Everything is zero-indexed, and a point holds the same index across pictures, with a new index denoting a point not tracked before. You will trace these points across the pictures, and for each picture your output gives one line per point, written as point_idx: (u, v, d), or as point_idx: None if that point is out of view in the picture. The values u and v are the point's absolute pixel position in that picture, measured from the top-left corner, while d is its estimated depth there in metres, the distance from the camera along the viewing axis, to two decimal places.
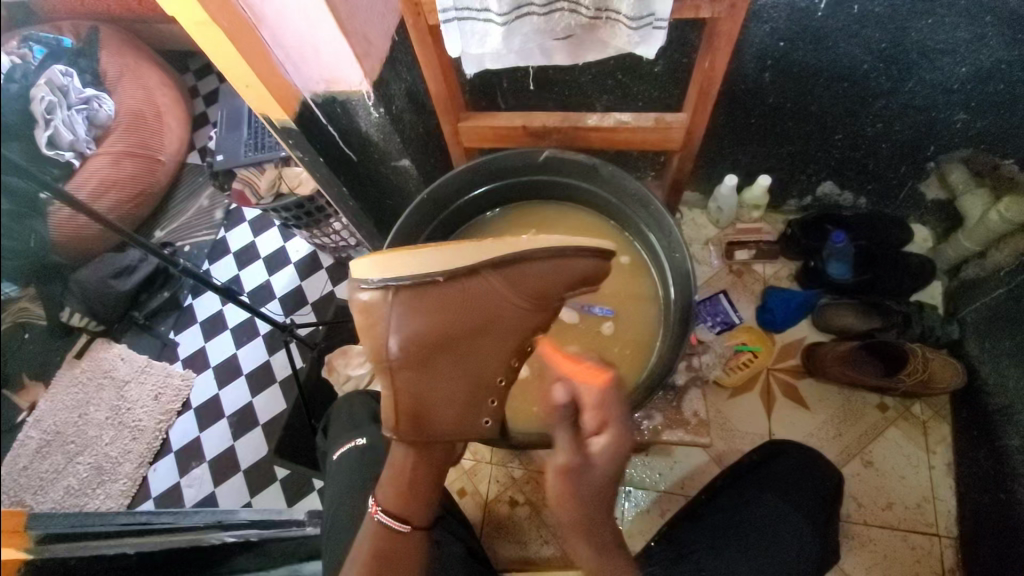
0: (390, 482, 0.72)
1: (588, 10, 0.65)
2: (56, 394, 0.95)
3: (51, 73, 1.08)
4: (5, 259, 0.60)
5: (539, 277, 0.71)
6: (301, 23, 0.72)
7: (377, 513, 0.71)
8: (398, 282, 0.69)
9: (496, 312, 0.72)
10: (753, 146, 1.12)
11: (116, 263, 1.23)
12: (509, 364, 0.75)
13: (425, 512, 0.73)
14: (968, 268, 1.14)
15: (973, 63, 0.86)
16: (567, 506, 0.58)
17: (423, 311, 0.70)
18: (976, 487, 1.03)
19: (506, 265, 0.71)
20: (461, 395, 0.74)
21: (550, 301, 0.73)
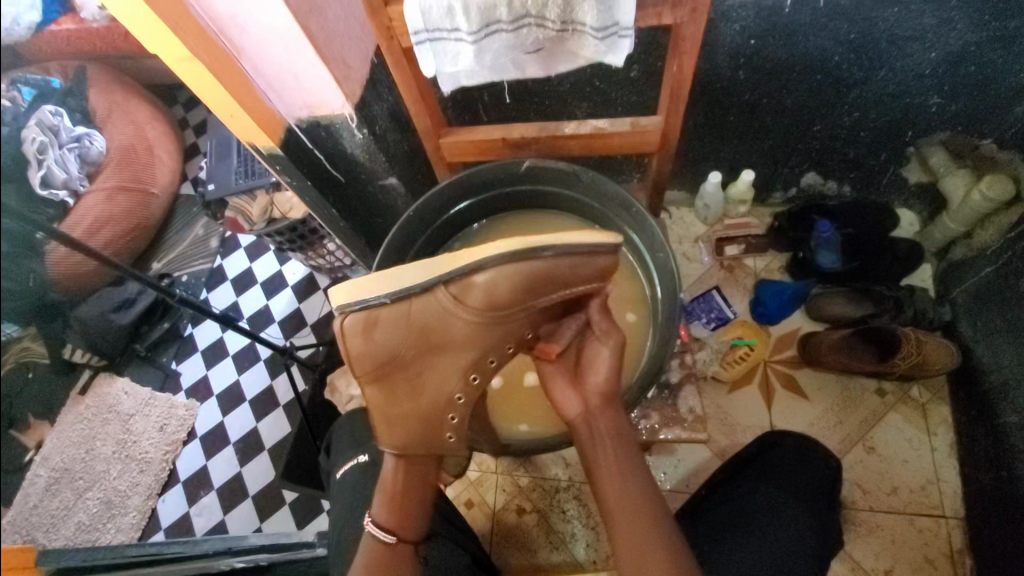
0: (381, 499, 0.77)
1: (555, 24, 0.67)
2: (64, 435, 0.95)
3: (41, 114, 1.02)
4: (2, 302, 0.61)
5: (488, 292, 0.73)
6: (281, 51, 0.73)
7: (369, 526, 0.76)
8: (365, 303, 0.75)
9: (454, 330, 0.75)
10: (734, 142, 1.13)
11: (115, 297, 1.16)
12: (464, 380, 0.79)
13: (416, 523, 0.78)
14: (956, 248, 1.15)
15: (943, 47, 0.87)
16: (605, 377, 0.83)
17: (385, 330, 0.75)
18: (979, 465, 1.04)
19: (457, 281, 0.74)
20: (421, 414, 0.79)
21: (505, 313, 0.74)
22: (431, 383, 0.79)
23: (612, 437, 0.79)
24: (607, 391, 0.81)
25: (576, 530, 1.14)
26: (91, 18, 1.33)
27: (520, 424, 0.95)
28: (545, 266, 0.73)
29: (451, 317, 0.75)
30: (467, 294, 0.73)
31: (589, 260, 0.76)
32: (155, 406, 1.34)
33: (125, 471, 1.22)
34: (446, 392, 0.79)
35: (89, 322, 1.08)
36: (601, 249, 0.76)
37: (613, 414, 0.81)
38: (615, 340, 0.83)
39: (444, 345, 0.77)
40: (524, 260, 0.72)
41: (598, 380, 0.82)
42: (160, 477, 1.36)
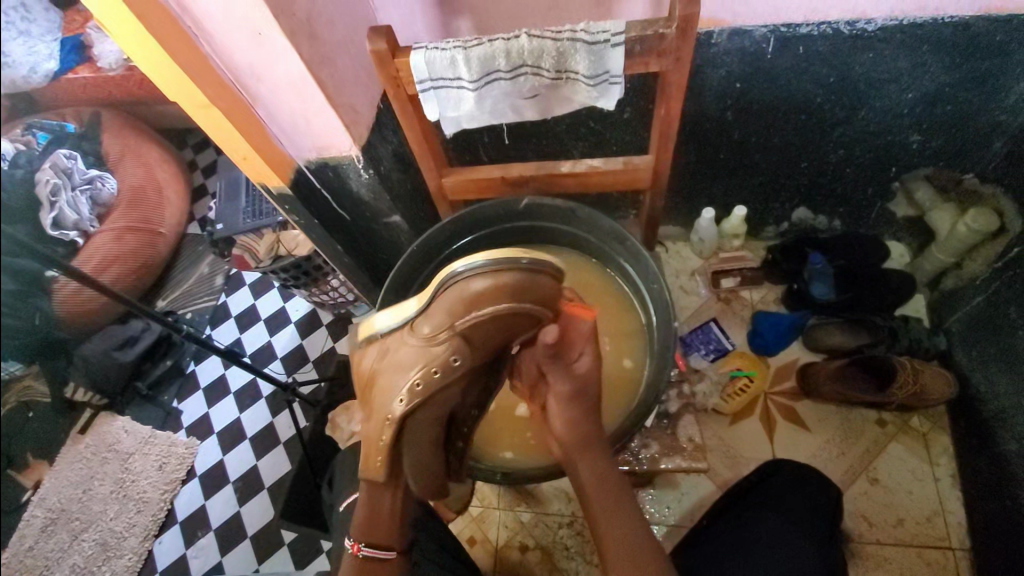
0: (361, 514, 0.76)
1: (550, 73, 0.72)
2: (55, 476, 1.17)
3: (55, 156, 1.07)
4: (8, 338, 0.62)
5: (433, 317, 0.71)
6: (293, 99, 0.78)
7: (359, 551, 0.74)
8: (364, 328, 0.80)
9: (405, 349, 0.73)
10: (725, 179, 1.17)
11: (120, 334, 1.20)
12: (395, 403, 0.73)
13: (399, 532, 0.76)
14: (946, 279, 1.18)
15: (919, 88, 0.93)
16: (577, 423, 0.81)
17: (369, 349, 0.78)
18: (983, 494, 1.03)
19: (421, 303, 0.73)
20: (368, 433, 0.76)
21: (446, 334, 0.70)
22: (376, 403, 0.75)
23: (595, 478, 0.78)
24: (581, 434, 0.80)
25: (580, 568, 1.12)
26: (107, 66, 1.41)
27: (503, 449, 0.93)
28: (486, 287, 0.68)
29: (406, 346, 0.73)
30: (421, 322, 0.72)
31: (527, 283, 0.68)
32: (155, 444, 1.38)
33: (122, 512, 1.32)
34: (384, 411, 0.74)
35: (92, 362, 1.11)
36: (534, 263, 0.69)
37: (590, 454, 0.79)
38: (569, 387, 0.80)
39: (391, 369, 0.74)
40: (476, 278, 0.68)
41: (562, 422, 0.81)
42: (156, 518, 1.35)
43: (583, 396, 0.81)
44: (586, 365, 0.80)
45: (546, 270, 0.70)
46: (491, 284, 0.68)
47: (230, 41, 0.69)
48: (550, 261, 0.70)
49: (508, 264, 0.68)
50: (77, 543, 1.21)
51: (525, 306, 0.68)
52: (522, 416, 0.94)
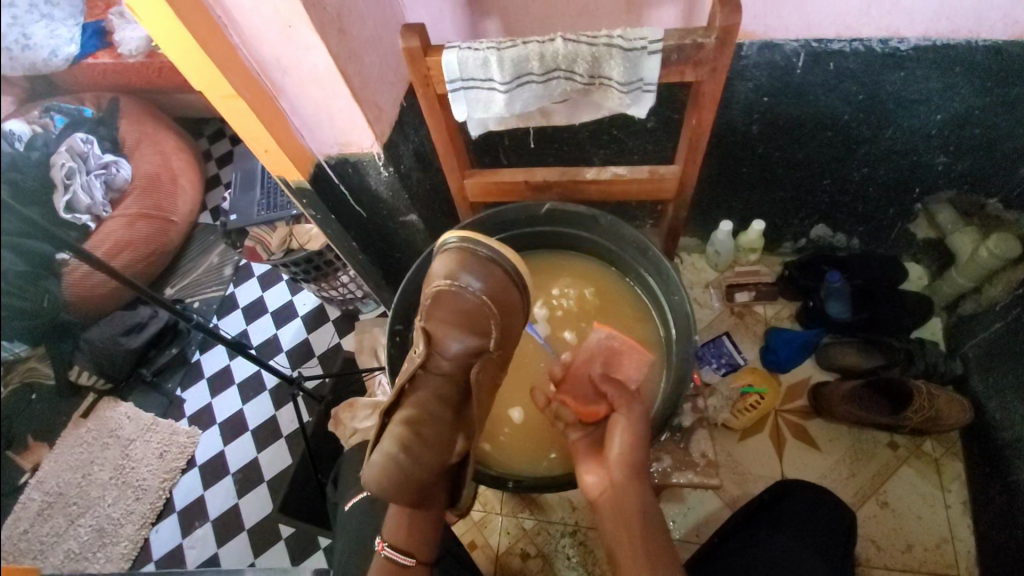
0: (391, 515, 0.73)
1: (582, 78, 0.71)
2: None
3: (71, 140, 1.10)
4: (19, 318, 0.62)
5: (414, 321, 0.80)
6: (318, 93, 0.77)
7: (383, 549, 0.70)
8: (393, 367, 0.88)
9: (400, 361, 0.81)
10: (745, 192, 1.16)
11: (126, 320, 1.23)
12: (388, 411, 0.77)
13: (425, 543, 0.72)
14: (965, 303, 1.16)
15: (948, 110, 0.91)
16: (636, 446, 0.72)
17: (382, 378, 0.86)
18: (994, 525, 1.02)
19: None
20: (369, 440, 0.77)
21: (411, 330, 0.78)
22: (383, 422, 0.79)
23: (631, 511, 0.70)
24: (634, 461, 0.71)
25: None
26: (128, 53, 1.44)
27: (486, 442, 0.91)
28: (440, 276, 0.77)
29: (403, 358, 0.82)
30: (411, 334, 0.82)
31: (471, 269, 0.76)
32: (156, 432, 1.39)
33: (120, 498, 1.32)
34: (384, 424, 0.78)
35: (94, 343, 1.12)
36: (484, 250, 0.77)
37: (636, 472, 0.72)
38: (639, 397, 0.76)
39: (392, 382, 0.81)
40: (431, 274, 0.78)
41: (618, 447, 0.72)
42: (155, 506, 1.33)
43: (642, 419, 0.74)
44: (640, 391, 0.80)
45: (498, 260, 0.77)
46: (442, 271, 0.76)
47: (260, 32, 0.69)
48: (498, 251, 0.77)
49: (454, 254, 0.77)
50: None
51: (463, 286, 0.75)
52: (515, 420, 0.91)
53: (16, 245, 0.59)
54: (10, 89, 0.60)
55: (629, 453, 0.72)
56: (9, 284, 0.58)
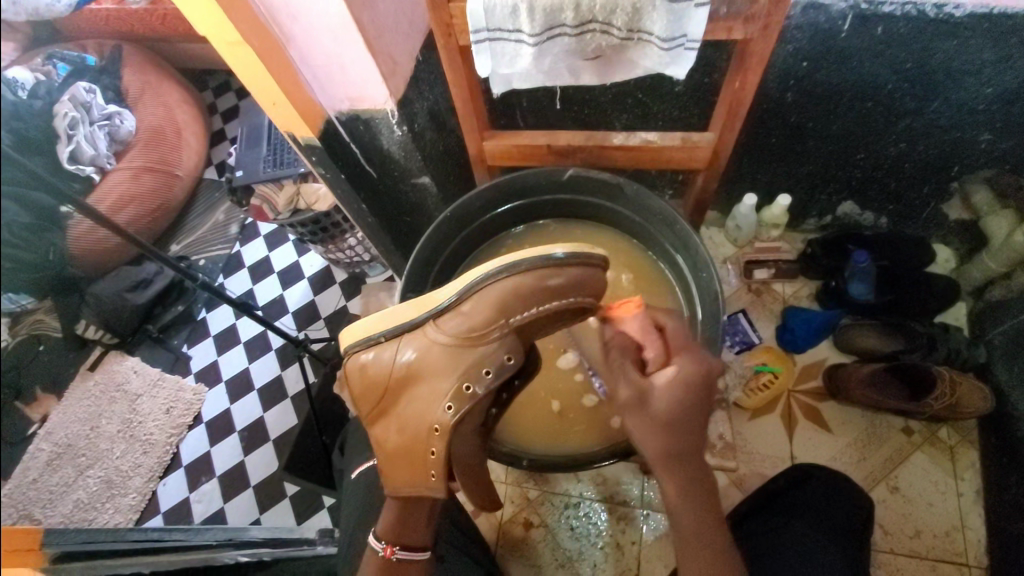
0: (389, 508, 0.75)
1: (620, 32, 0.65)
2: (63, 408, 0.78)
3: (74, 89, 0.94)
4: (22, 276, 0.59)
5: (469, 313, 0.70)
6: (329, 42, 0.72)
7: (393, 554, 0.70)
8: (373, 339, 0.75)
9: (431, 360, 0.72)
10: (772, 165, 1.11)
11: (132, 277, 1.17)
12: (445, 410, 0.72)
13: (427, 529, 0.75)
14: (994, 289, 1.12)
15: (999, 84, 0.85)
16: (654, 442, 0.65)
17: (381, 366, 0.73)
18: (1006, 515, 1.01)
19: (442, 311, 0.72)
20: (406, 446, 0.74)
21: (480, 335, 0.70)
22: (418, 418, 0.73)
23: (683, 514, 0.64)
24: (663, 459, 0.64)
25: (584, 549, 1.11)
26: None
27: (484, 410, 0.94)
28: (534, 286, 0.69)
29: (435, 346, 0.72)
30: (450, 321, 0.71)
31: (576, 282, 0.70)
32: (163, 387, 1.21)
33: (128, 451, 1.08)
34: (428, 424, 0.73)
35: (102, 300, 1.00)
36: (579, 262, 0.71)
37: (676, 475, 0.64)
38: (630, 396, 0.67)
39: (426, 373, 0.72)
40: (519, 275, 0.69)
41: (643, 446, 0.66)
42: (161, 461, 1.22)
43: (660, 408, 0.65)
44: (665, 379, 0.66)
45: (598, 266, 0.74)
46: (534, 283, 0.70)
47: None
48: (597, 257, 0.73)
49: (562, 271, 0.70)
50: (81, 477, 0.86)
51: (577, 308, 0.71)
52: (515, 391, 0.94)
53: (20, 195, 0.55)
54: (8, 31, 0.56)
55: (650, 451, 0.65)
56: (14, 237, 0.55)
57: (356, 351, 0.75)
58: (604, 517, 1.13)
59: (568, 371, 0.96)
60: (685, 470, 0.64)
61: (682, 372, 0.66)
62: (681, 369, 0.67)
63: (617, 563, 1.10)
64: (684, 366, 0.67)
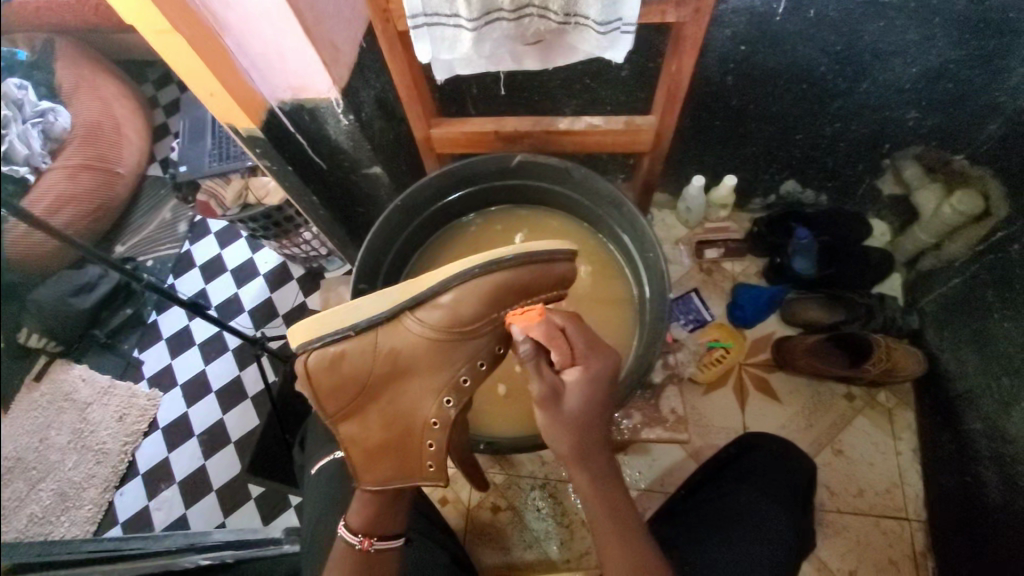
0: (358, 499, 0.74)
1: (557, 16, 0.66)
2: (9, 424, 0.65)
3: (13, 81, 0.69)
4: None
5: (453, 309, 0.68)
6: (265, 28, 0.70)
7: (372, 546, 0.71)
8: (340, 334, 0.69)
9: (413, 354, 0.70)
10: (718, 147, 1.15)
11: (76, 279, 0.93)
12: (440, 403, 0.72)
13: (399, 516, 0.75)
14: (925, 259, 1.19)
15: (924, 63, 0.90)
16: (558, 436, 0.67)
17: (356, 363, 0.69)
18: (942, 470, 1.08)
19: (422, 303, 0.69)
20: (392, 442, 0.73)
21: (470, 330, 0.70)
22: (408, 411, 0.72)
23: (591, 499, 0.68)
24: (570, 453, 0.67)
25: (550, 529, 1.14)
26: None
27: None
28: (522, 280, 0.69)
29: (418, 341, 0.70)
30: (432, 315, 0.69)
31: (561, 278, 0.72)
32: (116, 394, 1.17)
33: (83, 460, 1.04)
34: (422, 417, 0.73)
35: (44, 305, 0.80)
36: (564, 255, 0.73)
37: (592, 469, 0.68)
38: (543, 394, 0.66)
39: (413, 368, 0.71)
40: (504, 269, 0.69)
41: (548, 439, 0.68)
42: (117, 470, 1.22)
43: (566, 409, 0.66)
44: (574, 379, 0.67)
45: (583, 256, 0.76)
46: (521, 278, 0.69)
47: None
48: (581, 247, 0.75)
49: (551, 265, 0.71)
50: (34, 496, 0.72)
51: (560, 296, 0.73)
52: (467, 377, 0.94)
53: None
54: None
55: (558, 445, 0.67)
56: None
57: (315, 346, 0.69)
58: (568, 497, 1.15)
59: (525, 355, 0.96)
60: (590, 463, 0.68)
61: (590, 373, 0.67)
62: (592, 372, 0.67)
63: (582, 540, 1.13)
64: (593, 370, 0.68)
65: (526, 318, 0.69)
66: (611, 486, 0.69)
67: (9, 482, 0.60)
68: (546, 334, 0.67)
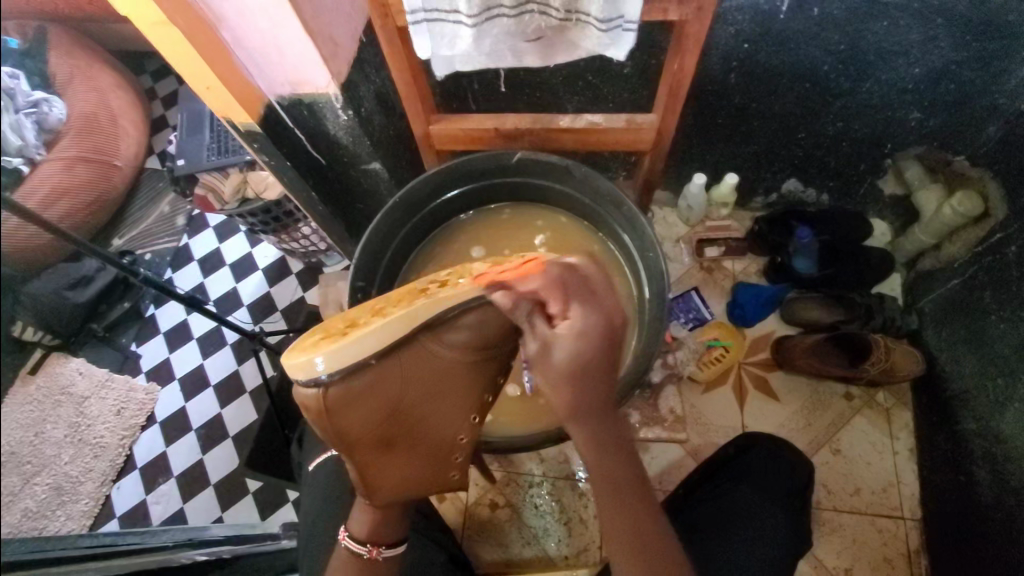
0: (360, 510, 0.72)
1: (558, 12, 0.65)
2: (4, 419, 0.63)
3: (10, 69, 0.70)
4: None
5: (485, 331, 0.65)
6: (263, 23, 0.70)
7: (381, 553, 0.71)
8: (357, 364, 0.60)
9: (441, 378, 0.67)
10: (719, 146, 1.14)
11: (72, 272, 0.92)
12: (468, 420, 0.72)
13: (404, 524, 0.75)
14: (925, 260, 1.18)
15: (926, 64, 0.89)
16: (561, 396, 0.60)
17: (380, 395, 0.63)
18: (937, 469, 1.09)
19: (445, 324, 0.64)
20: (419, 462, 0.71)
21: (495, 349, 0.68)
22: (435, 430, 0.70)
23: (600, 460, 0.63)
24: (578, 411, 0.60)
25: (549, 526, 1.14)
26: None
27: None
28: None
29: (445, 365, 0.66)
30: (460, 337, 0.65)
31: None
32: (115, 386, 1.18)
33: (76, 456, 0.99)
34: (450, 435, 0.71)
35: (35, 296, 0.76)
36: None
37: (587, 428, 0.61)
38: (536, 352, 0.59)
39: (439, 391, 0.68)
40: None
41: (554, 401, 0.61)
42: (115, 463, 1.21)
43: (559, 367, 0.57)
44: (569, 333, 0.56)
45: None
46: None
47: None
48: None
49: None
50: (27, 491, 0.70)
51: None
52: None
53: None
54: None
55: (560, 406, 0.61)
56: None
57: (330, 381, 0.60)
58: (566, 495, 1.15)
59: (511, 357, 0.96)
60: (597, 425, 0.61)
61: (585, 327, 0.56)
62: (585, 326, 0.56)
63: (581, 538, 1.13)
64: (591, 325, 0.56)
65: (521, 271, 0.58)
66: (612, 452, 0.63)
67: (4, 476, 0.59)
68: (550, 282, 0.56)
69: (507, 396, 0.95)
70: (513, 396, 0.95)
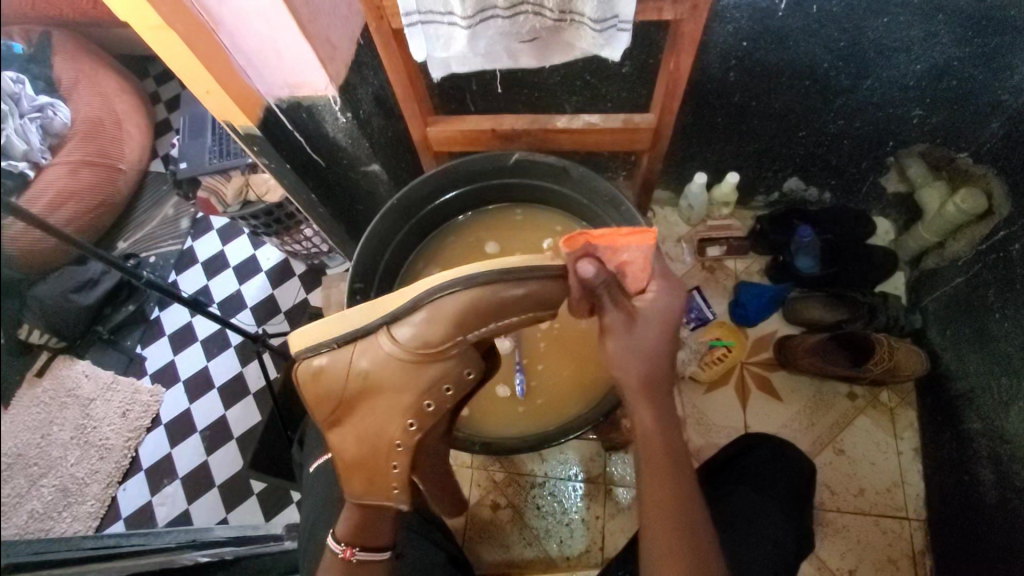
0: (344, 512, 0.73)
1: (552, 13, 0.65)
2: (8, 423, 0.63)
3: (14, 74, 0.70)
4: None
5: (426, 326, 0.68)
6: (261, 26, 0.70)
7: (352, 555, 0.69)
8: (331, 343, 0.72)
9: (382, 373, 0.71)
10: (719, 145, 1.14)
11: (77, 276, 0.92)
12: (405, 425, 0.72)
13: (388, 531, 0.73)
14: (929, 258, 1.17)
15: (928, 60, 0.88)
16: (631, 363, 0.67)
17: (331, 376, 0.71)
18: (941, 469, 1.08)
19: (397, 318, 0.70)
20: (363, 459, 0.73)
21: (438, 351, 0.69)
22: (373, 428, 0.72)
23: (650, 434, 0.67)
24: (644, 380, 0.67)
25: (551, 527, 1.14)
26: None
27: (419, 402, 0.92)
28: (503, 299, 0.68)
29: (389, 359, 0.70)
30: (405, 333, 0.69)
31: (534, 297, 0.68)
32: (118, 390, 1.12)
33: (82, 458, 0.99)
34: (386, 437, 0.72)
35: (40, 299, 0.76)
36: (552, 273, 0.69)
37: (653, 405, 0.67)
38: (620, 321, 0.68)
39: (380, 387, 0.71)
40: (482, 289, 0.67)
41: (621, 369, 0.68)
42: (120, 464, 1.21)
43: (640, 333, 0.67)
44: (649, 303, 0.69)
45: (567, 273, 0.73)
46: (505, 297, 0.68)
47: None
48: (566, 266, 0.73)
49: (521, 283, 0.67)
50: (32, 494, 0.70)
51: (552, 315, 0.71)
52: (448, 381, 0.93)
53: None
54: None
55: (628, 374, 0.67)
56: None
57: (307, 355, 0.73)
58: (568, 496, 1.15)
59: (507, 356, 0.95)
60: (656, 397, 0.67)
61: (663, 304, 0.69)
62: (664, 299, 0.69)
63: (583, 539, 1.12)
64: (667, 298, 0.69)
65: (623, 239, 0.67)
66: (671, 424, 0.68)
67: (8, 478, 0.60)
68: (643, 260, 0.68)
69: (497, 397, 0.94)
70: (503, 398, 0.94)
